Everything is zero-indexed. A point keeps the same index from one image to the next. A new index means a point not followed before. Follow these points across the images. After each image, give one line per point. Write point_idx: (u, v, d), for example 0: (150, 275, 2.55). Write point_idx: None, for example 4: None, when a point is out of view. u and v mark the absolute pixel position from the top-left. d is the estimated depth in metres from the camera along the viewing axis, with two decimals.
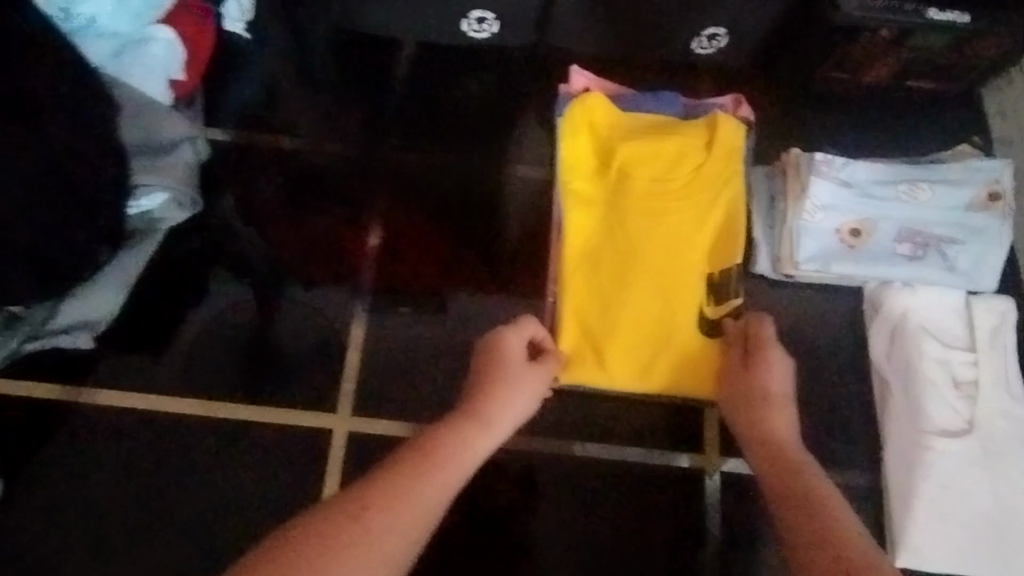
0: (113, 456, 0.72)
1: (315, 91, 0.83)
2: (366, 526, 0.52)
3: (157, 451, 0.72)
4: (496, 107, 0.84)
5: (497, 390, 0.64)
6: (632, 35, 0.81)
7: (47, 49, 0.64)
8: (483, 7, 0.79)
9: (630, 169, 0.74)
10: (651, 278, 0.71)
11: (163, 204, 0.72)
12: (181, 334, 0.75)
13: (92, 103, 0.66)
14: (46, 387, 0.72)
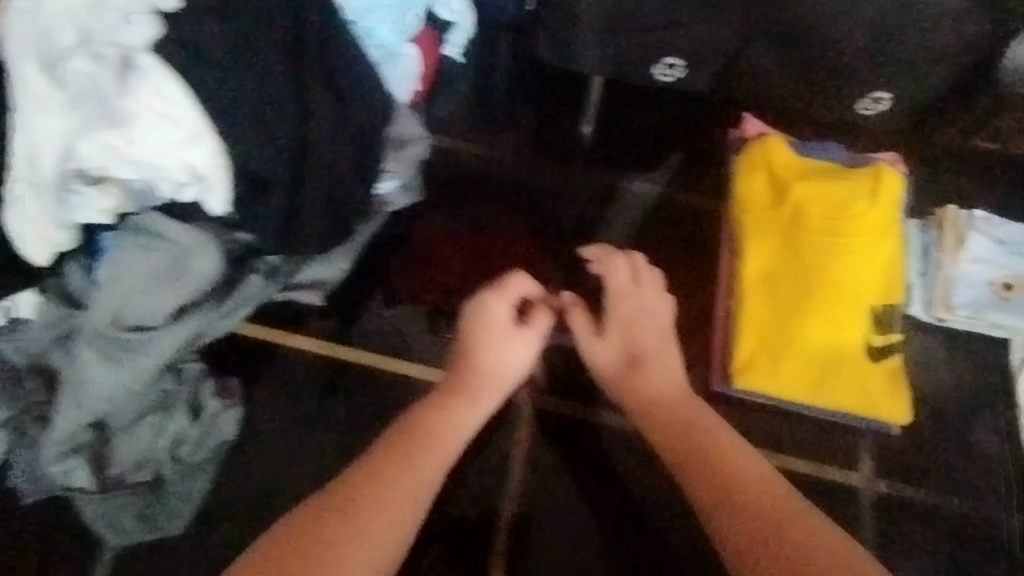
0: (333, 392, 0.89)
1: (510, 112, 1.02)
2: (413, 483, 0.69)
3: (365, 391, 0.89)
4: (659, 143, 0.99)
5: (483, 348, 0.77)
6: (804, 91, 0.91)
7: (328, 45, 0.72)
8: (676, 57, 0.91)
9: (803, 206, 0.83)
10: (828, 304, 0.78)
11: (396, 189, 0.85)
12: (390, 301, 0.92)
13: (355, 100, 0.73)
14: (268, 330, 0.89)
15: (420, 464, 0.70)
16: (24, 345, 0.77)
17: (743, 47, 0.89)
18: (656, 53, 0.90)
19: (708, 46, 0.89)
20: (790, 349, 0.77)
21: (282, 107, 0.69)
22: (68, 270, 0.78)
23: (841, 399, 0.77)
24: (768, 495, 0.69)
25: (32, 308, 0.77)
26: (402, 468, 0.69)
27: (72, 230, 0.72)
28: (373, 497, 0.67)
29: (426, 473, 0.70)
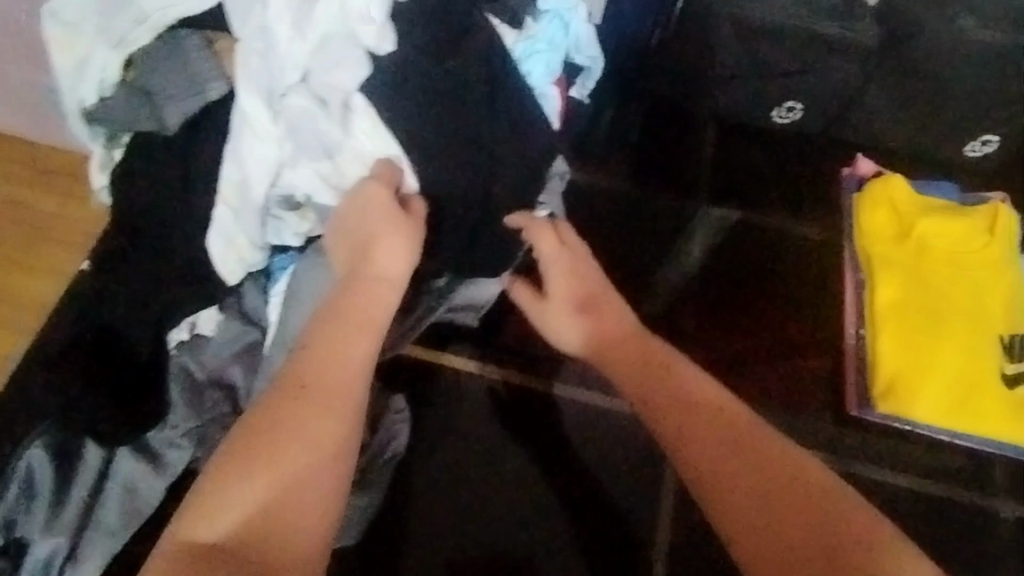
0: (479, 412, 1.00)
1: (630, 144, 1.03)
2: (309, 403, 0.59)
3: (510, 410, 1.00)
4: (774, 178, 1.03)
5: (377, 249, 0.69)
6: (916, 132, 0.97)
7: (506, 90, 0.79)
8: (794, 100, 0.98)
9: (927, 241, 0.89)
10: (955, 332, 0.84)
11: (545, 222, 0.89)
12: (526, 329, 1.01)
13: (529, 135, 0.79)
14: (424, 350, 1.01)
15: (312, 390, 0.60)
16: (203, 359, 0.82)
17: (860, 92, 0.95)
18: (774, 95, 0.97)
19: (829, 90, 0.95)
20: (926, 376, 0.82)
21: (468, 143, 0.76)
22: (245, 289, 0.82)
23: (978, 423, 0.81)
24: (796, 463, 0.59)
25: (211, 325, 0.82)
26: (291, 390, 0.59)
27: (266, 251, 0.77)
28: (292, 418, 0.58)
29: (309, 378, 0.60)
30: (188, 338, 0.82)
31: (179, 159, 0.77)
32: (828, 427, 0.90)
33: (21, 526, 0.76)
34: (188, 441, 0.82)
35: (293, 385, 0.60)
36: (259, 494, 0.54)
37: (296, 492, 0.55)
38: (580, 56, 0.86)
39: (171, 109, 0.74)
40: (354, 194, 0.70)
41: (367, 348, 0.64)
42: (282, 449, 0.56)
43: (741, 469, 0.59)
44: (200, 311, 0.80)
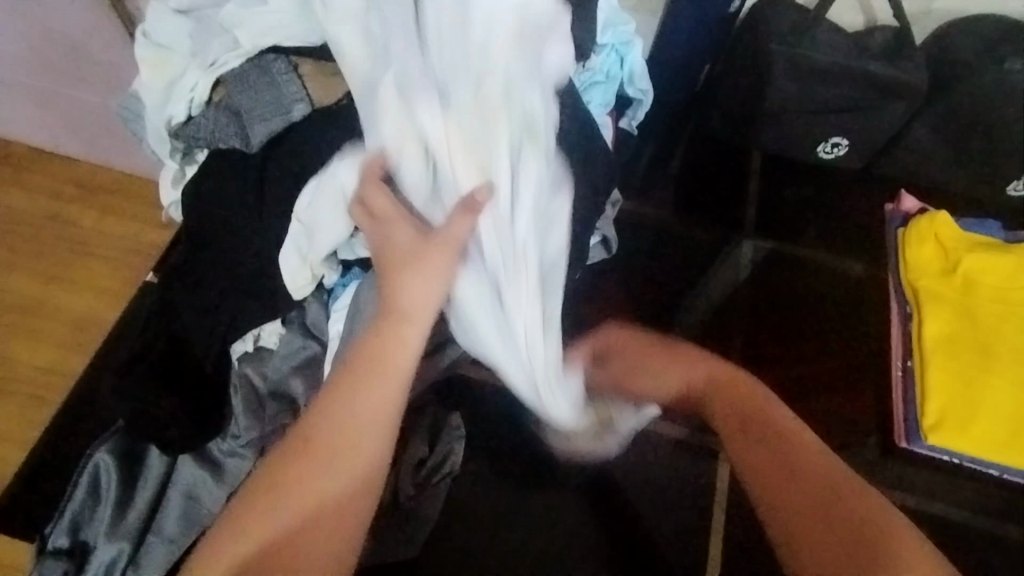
0: None
1: (674, 175, 1.06)
2: (348, 431, 0.67)
3: None
4: (818, 212, 1.05)
5: (410, 275, 0.71)
6: (959, 171, 1.00)
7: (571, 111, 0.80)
8: (839, 136, 1.01)
9: (973, 276, 0.90)
10: (1005, 367, 0.85)
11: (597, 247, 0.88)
12: None
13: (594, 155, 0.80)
14: None
15: (352, 411, 0.68)
16: (264, 372, 0.83)
17: (903, 131, 0.99)
18: (822, 132, 1.00)
19: (877, 128, 0.98)
20: (977, 409, 0.83)
21: None
22: (308, 304, 0.84)
23: None
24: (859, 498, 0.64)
25: (274, 339, 0.84)
26: (346, 415, 0.68)
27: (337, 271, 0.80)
28: (325, 424, 0.67)
29: (371, 399, 0.68)
30: (251, 350, 0.83)
31: (256, 177, 0.80)
32: (879, 451, 0.88)
33: (89, 528, 0.81)
34: (249, 450, 0.83)
35: (348, 395, 0.68)
36: (286, 511, 0.65)
37: (331, 503, 0.66)
38: (634, 86, 0.87)
39: (257, 128, 0.78)
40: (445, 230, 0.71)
41: (400, 369, 0.70)
42: (314, 464, 0.66)
43: (803, 490, 0.66)
44: (265, 324, 0.82)
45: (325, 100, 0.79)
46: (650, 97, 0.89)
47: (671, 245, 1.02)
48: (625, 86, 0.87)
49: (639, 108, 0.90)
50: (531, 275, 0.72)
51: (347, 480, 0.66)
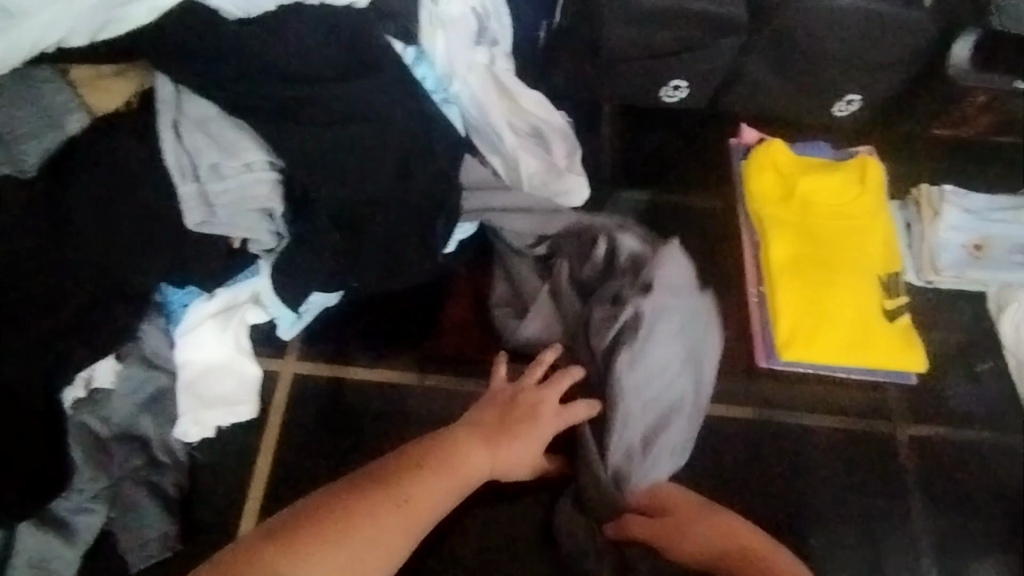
0: (395, 425, 0.85)
1: None
2: (417, 510, 0.70)
3: (429, 419, 0.86)
4: (675, 154, 1.06)
5: (521, 425, 0.78)
6: (791, 98, 1.03)
7: (386, 90, 0.77)
8: (678, 78, 1.01)
9: (808, 197, 0.96)
10: (842, 280, 0.91)
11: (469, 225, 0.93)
12: (439, 338, 0.90)
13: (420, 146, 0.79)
14: (318, 366, 0.87)
15: (454, 476, 0.73)
16: (105, 416, 0.76)
17: (737, 65, 1.00)
18: (663, 74, 1.01)
19: (713, 66, 0.99)
20: (819, 322, 0.89)
21: (354, 140, 0.75)
22: (145, 332, 0.78)
23: (868, 361, 0.89)
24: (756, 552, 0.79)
25: (109, 377, 0.76)
26: (402, 495, 0.70)
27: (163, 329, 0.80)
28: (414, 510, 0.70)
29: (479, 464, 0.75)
30: (84, 396, 0.75)
31: (45, 202, 0.70)
32: (748, 379, 0.92)
33: None
34: (99, 503, 0.75)
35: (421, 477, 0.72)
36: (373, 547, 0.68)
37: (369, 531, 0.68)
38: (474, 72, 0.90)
39: (28, 149, 0.70)
40: (190, 371, 0.79)
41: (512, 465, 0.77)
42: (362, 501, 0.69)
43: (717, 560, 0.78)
44: (96, 362, 0.74)
45: (109, 105, 0.72)
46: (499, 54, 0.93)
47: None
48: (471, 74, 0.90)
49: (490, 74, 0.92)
50: (510, 136, 0.93)
51: (399, 515, 0.69)
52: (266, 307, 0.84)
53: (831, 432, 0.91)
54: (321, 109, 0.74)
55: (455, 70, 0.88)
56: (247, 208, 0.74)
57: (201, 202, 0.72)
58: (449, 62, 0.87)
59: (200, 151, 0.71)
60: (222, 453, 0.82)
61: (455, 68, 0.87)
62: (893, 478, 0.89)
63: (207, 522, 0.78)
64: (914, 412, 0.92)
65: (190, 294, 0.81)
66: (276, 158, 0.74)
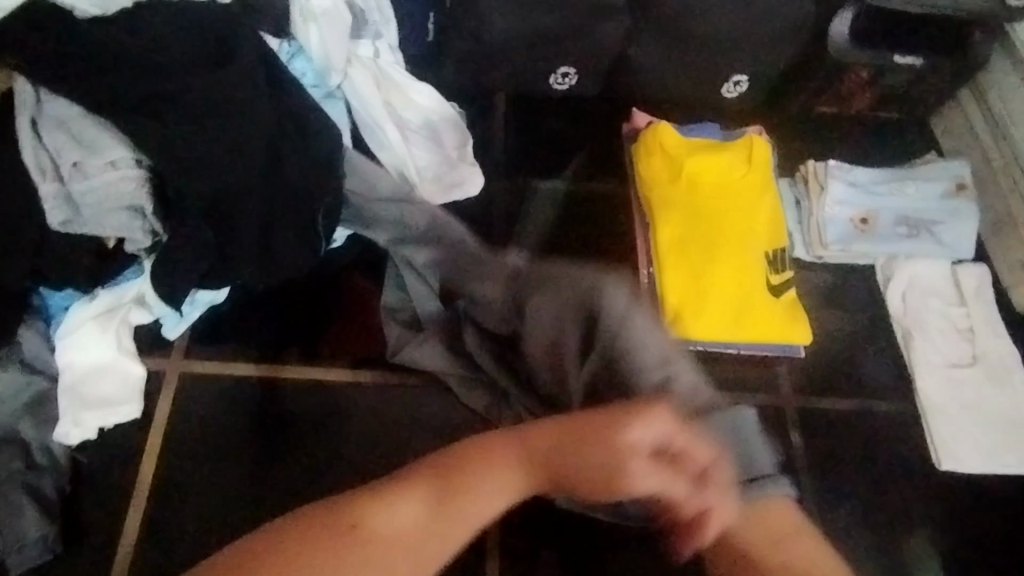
0: (286, 417, 0.87)
1: None
2: (478, 525, 0.55)
3: (319, 409, 0.88)
4: (571, 139, 1.07)
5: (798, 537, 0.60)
6: (679, 82, 1.06)
7: (249, 84, 0.78)
8: (566, 65, 1.04)
9: (695, 177, 0.97)
10: (727, 258, 0.93)
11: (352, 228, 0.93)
12: (331, 330, 0.92)
13: (290, 138, 0.81)
14: (240, 363, 0.89)
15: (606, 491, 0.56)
16: None
17: (621, 51, 1.03)
18: (550, 62, 1.03)
19: (597, 52, 1.02)
20: (706, 299, 0.91)
21: (216, 134, 0.76)
22: (22, 337, 0.80)
23: (755, 336, 0.92)
24: None
25: None
26: (485, 491, 0.55)
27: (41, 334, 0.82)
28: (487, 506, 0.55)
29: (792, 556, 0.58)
30: None
31: None
32: None
33: None
34: None
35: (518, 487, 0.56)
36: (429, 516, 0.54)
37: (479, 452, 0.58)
38: (354, 68, 0.91)
39: None
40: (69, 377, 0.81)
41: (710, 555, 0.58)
42: (512, 490, 0.55)
43: None
44: None
45: None
46: (381, 48, 0.93)
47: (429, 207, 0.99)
48: (351, 70, 0.91)
49: (370, 68, 0.92)
50: (396, 131, 0.94)
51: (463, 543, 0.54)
52: (151, 308, 0.85)
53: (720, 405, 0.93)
54: (181, 105, 0.75)
55: (333, 63, 0.87)
56: (115, 207, 0.76)
57: (63, 203, 0.74)
58: (324, 54, 0.86)
59: (61, 149, 0.73)
60: (109, 453, 0.84)
61: (333, 63, 0.87)
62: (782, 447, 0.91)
63: (92, 520, 0.81)
64: (801, 383, 0.95)
65: (70, 297, 0.82)
66: (141, 155, 0.75)
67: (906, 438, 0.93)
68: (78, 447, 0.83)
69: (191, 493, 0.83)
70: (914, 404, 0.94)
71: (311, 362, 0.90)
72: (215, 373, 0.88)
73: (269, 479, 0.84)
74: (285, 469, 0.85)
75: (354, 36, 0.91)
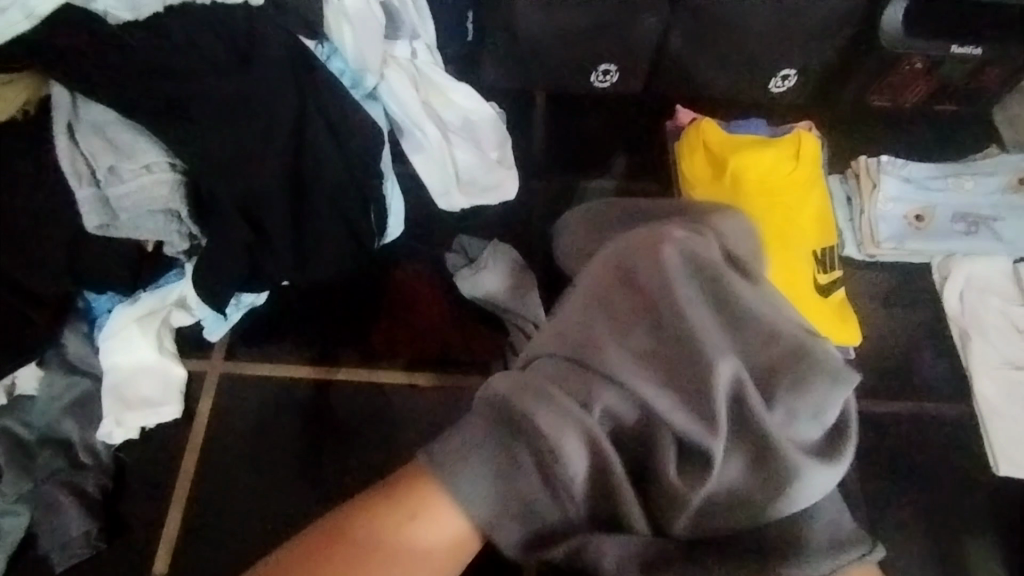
0: (328, 420, 0.87)
1: None
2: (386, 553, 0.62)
3: (360, 411, 0.87)
4: (612, 138, 1.05)
5: None
6: (724, 77, 1.03)
7: (291, 86, 0.78)
8: (606, 62, 1.01)
9: (740, 174, 0.93)
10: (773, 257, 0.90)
11: (396, 223, 0.91)
12: (372, 332, 0.91)
13: (332, 140, 0.81)
14: (283, 365, 0.89)
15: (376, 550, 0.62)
16: (30, 420, 0.80)
17: (664, 46, 1.00)
18: (590, 59, 1.01)
19: (638, 47, 0.99)
20: None
21: (255, 137, 0.76)
22: (67, 339, 0.81)
23: None
24: None
25: (33, 383, 0.80)
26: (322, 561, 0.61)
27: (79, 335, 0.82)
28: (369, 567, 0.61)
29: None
30: (7, 402, 0.79)
31: None
32: None
33: None
34: (23, 506, 0.77)
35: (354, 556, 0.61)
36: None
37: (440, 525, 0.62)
38: (390, 71, 0.89)
39: None
40: (106, 377, 0.81)
41: None
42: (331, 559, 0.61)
43: None
44: (18, 370, 0.78)
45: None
46: (419, 50, 0.91)
47: (468, 209, 0.98)
48: (387, 74, 0.89)
49: (405, 72, 0.90)
50: (434, 130, 0.91)
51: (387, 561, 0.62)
52: (192, 310, 0.85)
53: None
54: (223, 107, 0.75)
55: (369, 64, 0.85)
56: (151, 210, 0.76)
57: (99, 206, 0.74)
58: (359, 53, 0.84)
59: (97, 154, 0.73)
60: (151, 453, 0.84)
61: (370, 65, 0.85)
62: None
63: (135, 520, 0.81)
64: (853, 387, 0.91)
65: (113, 300, 0.83)
66: (174, 158, 0.75)
67: (966, 443, 0.89)
68: (120, 447, 0.84)
69: (232, 493, 0.83)
70: (974, 407, 0.90)
71: (354, 365, 0.89)
72: (255, 373, 0.88)
73: (310, 481, 0.84)
74: (328, 472, 0.84)
75: (390, 37, 0.90)
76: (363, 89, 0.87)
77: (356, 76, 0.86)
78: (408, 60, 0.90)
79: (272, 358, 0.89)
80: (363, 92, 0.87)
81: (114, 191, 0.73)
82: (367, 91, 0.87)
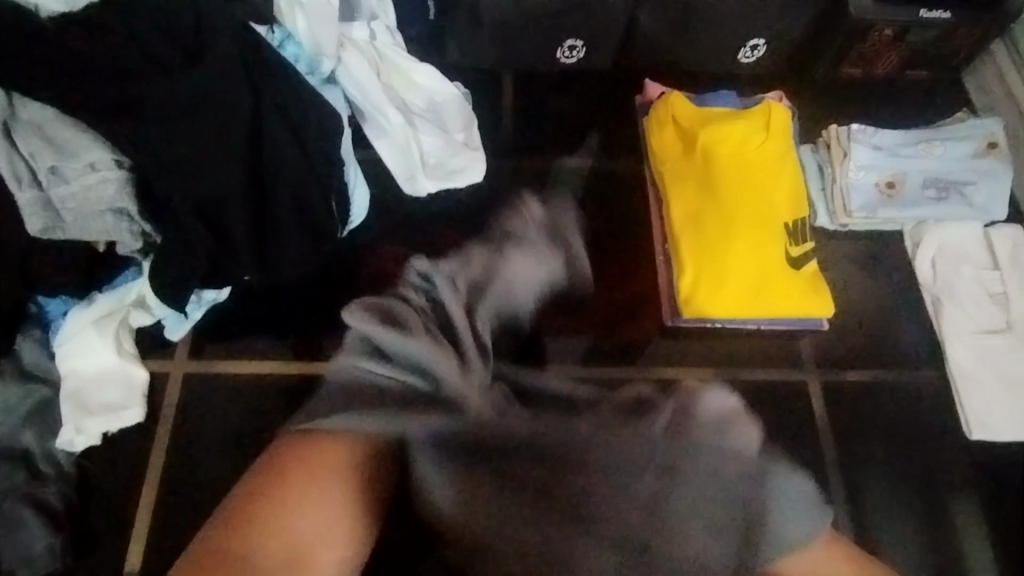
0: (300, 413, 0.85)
1: None
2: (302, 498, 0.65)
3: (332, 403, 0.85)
4: (582, 115, 1.03)
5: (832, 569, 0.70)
6: (693, 48, 1.00)
7: (239, 74, 0.74)
8: (573, 37, 0.99)
9: (711, 148, 0.92)
10: (749, 231, 0.88)
11: (361, 208, 0.89)
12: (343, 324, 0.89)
13: (286, 129, 0.77)
14: (251, 362, 0.87)
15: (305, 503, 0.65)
16: None
17: (631, 19, 0.97)
18: (555, 35, 0.98)
19: (605, 22, 0.97)
20: (725, 273, 0.87)
21: (202, 129, 0.72)
22: (20, 346, 0.79)
23: (775, 310, 0.87)
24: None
25: None
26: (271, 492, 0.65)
27: (34, 339, 0.80)
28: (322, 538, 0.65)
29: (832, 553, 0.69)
30: None
31: None
32: (659, 342, 0.91)
33: None
34: None
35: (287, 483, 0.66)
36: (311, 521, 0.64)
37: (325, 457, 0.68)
38: (348, 53, 0.85)
39: None
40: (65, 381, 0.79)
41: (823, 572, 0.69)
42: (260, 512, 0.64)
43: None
44: None
45: None
46: (377, 31, 0.88)
47: (437, 193, 0.95)
48: (345, 56, 0.85)
49: (362, 53, 0.86)
50: (396, 113, 0.88)
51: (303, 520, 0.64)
52: (152, 310, 0.82)
53: (747, 382, 0.90)
54: (170, 101, 0.71)
55: (325, 48, 0.82)
56: (99, 210, 0.72)
57: (41, 208, 0.70)
58: (314, 37, 0.81)
59: (38, 153, 0.69)
60: (115, 460, 0.82)
61: (326, 48, 0.82)
62: (811, 423, 0.88)
63: (104, 526, 0.79)
64: (829, 357, 0.91)
65: (66, 303, 0.80)
66: (119, 153, 0.71)
67: (940, 408, 0.89)
68: (84, 455, 0.81)
69: (204, 494, 0.81)
70: (945, 373, 0.90)
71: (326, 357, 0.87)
72: (224, 371, 0.86)
73: None
74: None
75: (346, 18, 0.86)
76: (320, 75, 0.84)
77: (312, 60, 0.82)
78: (366, 41, 0.87)
79: (240, 355, 0.87)
80: (320, 78, 0.84)
81: (58, 192, 0.70)
82: (323, 76, 0.84)
